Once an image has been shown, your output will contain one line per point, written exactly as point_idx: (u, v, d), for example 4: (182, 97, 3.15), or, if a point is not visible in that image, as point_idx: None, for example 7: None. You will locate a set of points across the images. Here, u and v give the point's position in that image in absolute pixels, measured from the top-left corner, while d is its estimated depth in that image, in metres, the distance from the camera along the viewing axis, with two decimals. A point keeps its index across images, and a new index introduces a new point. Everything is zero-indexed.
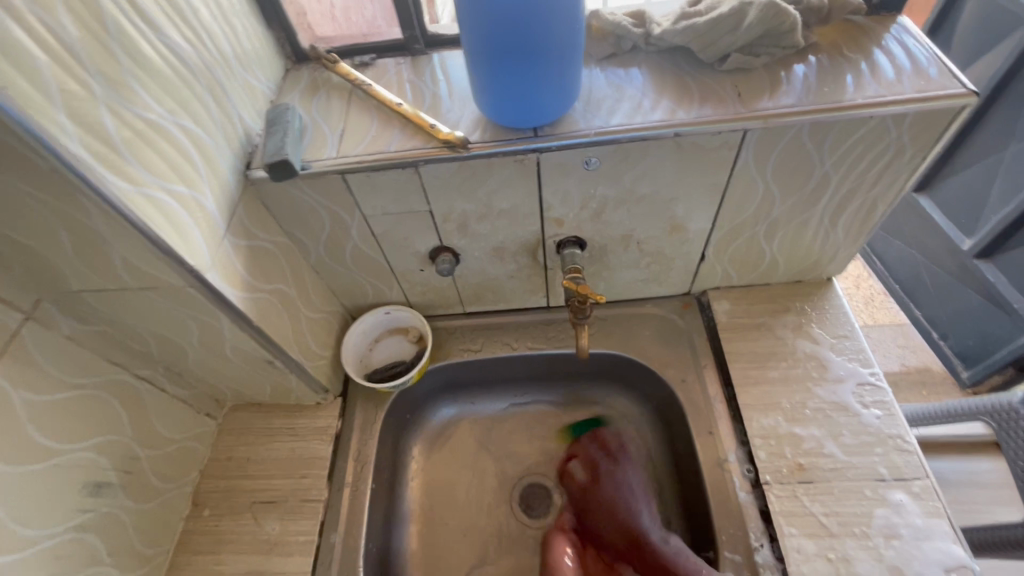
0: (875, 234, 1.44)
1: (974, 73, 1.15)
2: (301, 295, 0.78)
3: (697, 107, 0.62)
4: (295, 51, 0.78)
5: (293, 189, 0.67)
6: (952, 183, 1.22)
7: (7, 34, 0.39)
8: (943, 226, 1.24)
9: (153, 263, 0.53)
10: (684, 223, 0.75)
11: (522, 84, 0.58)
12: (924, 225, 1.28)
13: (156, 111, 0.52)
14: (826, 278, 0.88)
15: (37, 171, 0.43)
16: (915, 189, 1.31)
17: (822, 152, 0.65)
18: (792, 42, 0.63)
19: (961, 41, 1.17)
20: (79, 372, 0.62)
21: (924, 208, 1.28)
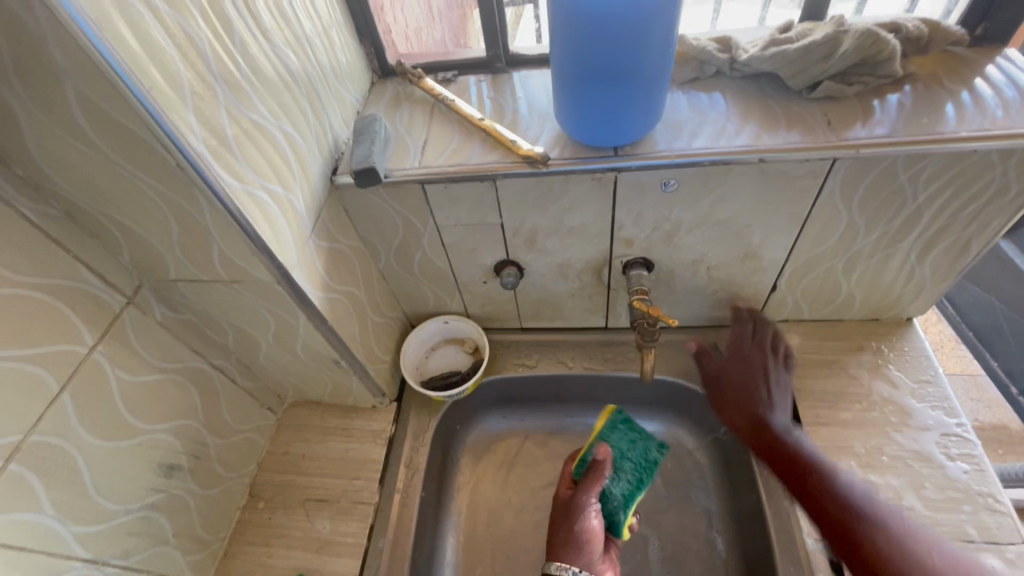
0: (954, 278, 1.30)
1: None
2: (369, 298, 0.80)
3: (784, 133, 0.61)
4: (382, 65, 0.82)
5: (375, 195, 0.69)
6: None
7: (154, 41, 0.43)
8: None
9: (247, 258, 0.56)
10: (760, 250, 0.73)
11: (618, 98, 0.58)
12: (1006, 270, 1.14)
13: (264, 115, 0.55)
14: (907, 318, 0.83)
15: (162, 164, 0.46)
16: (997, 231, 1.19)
17: (917, 185, 0.62)
18: (890, 71, 0.61)
19: None
20: (165, 357, 0.65)
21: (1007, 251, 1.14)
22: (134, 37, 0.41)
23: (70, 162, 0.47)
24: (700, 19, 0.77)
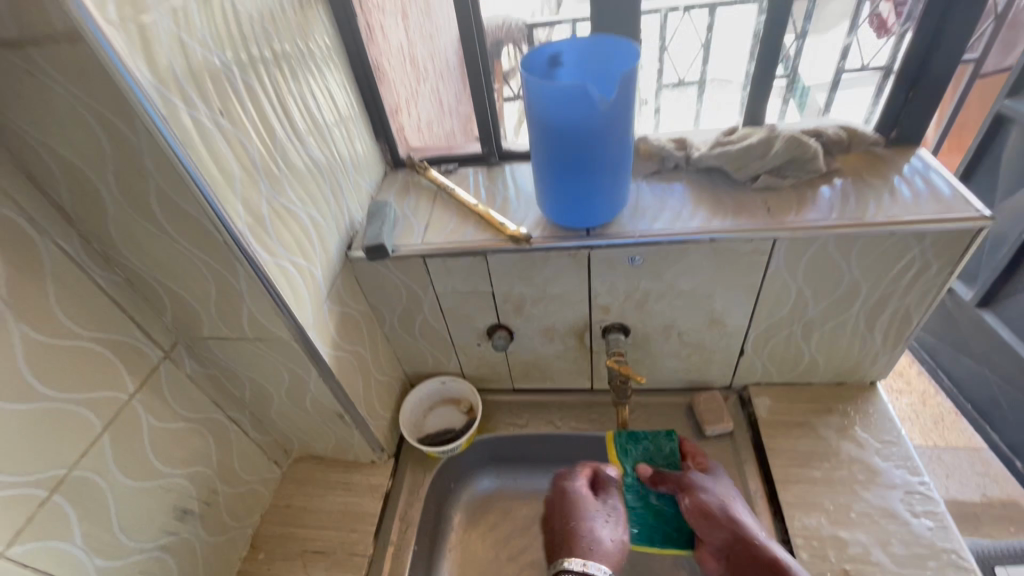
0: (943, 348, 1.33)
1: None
2: (374, 358, 0.89)
3: (731, 218, 0.72)
4: (394, 158, 0.96)
5: (383, 267, 0.80)
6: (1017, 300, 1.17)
7: (220, 150, 0.55)
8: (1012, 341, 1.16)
9: (273, 319, 0.66)
10: (723, 317, 0.82)
11: (588, 188, 0.70)
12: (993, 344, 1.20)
13: (294, 202, 0.68)
14: (870, 382, 0.90)
15: (212, 242, 0.57)
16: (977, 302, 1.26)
17: (850, 262, 0.72)
18: (816, 167, 0.73)
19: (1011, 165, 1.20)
20: (190, 407, 0.73)
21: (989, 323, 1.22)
22: (207, 148, 0.53)
23: (138, 240, 0.58)
24: (682, 117, 0.92)
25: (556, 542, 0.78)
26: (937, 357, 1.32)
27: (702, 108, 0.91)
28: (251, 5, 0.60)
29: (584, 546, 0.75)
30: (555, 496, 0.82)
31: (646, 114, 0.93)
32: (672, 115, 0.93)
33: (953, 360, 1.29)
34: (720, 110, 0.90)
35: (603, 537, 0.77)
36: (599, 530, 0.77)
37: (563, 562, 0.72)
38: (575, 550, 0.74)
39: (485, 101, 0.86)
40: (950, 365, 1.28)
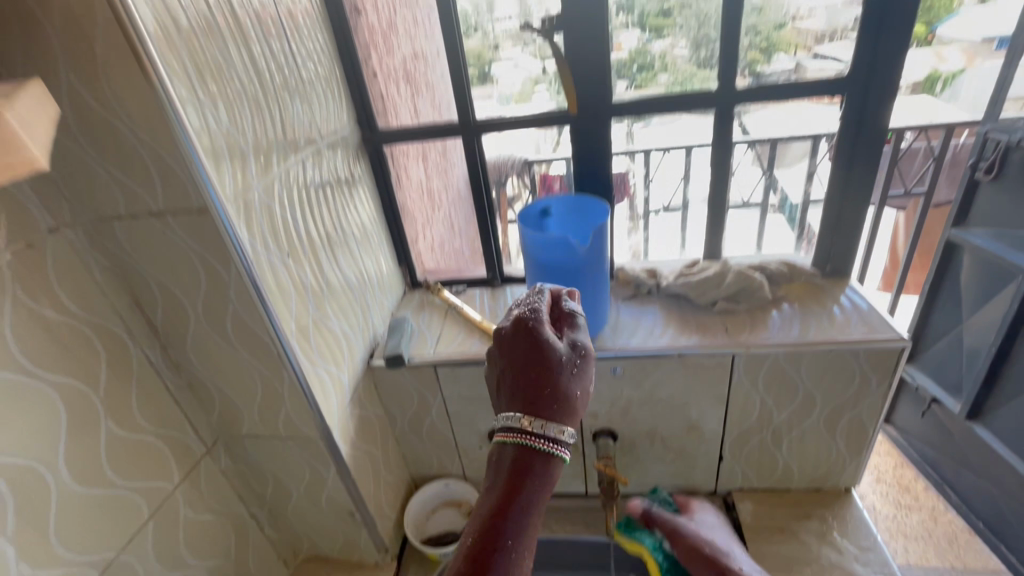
0: (944, 462, 1.35)
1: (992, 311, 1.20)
2: (384, 458, 0.97)
3: (696, 336, 0.86)
4: (412, 279, 1.14)
5: (399, 375, 0.93)
6: (1003, 414, 1.20)
7: (284, 282, 0.71)
8: (1008, 457, 1.18)
9: (306, 419, 0.77)
10: (699, 424, 0.91)
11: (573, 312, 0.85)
12: (989, 457, 1.22)
13: (332, 320, 0.82)
14: (845, 489, 0.96)
15: (267, 353, 0.71)
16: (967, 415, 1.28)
17: (801, 375, 0.83)
18: (762, 295, 0.88)
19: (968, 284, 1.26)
20: (219, 501, 0.81)
21: (982, 436, 1.23)
22: (276, 281, 0.69)
23: (207, 351, 0.72)
24: (671, 240, 1.09)
25: (514, 400, 0.58)
26: (940, 471, 1.34)
27: (687, 227, 1.06)
28: (315, 175, 0.81)
29: (550, 409, 0.57)
30: (528, 320, 0.60)
31: (639, 236, 1.10)
32: (663, 238, 1.09)
33: (955, 472, 1.31)
34: (697, 236, 1.06)
35: (585, 385, 0.60)
36: (573, 382, 0.58)
37: (510, 417, 0.57)
38: (540, 410, 0.57)
39: (489, 235, 1.07)
40: (953, 479, 1.30)
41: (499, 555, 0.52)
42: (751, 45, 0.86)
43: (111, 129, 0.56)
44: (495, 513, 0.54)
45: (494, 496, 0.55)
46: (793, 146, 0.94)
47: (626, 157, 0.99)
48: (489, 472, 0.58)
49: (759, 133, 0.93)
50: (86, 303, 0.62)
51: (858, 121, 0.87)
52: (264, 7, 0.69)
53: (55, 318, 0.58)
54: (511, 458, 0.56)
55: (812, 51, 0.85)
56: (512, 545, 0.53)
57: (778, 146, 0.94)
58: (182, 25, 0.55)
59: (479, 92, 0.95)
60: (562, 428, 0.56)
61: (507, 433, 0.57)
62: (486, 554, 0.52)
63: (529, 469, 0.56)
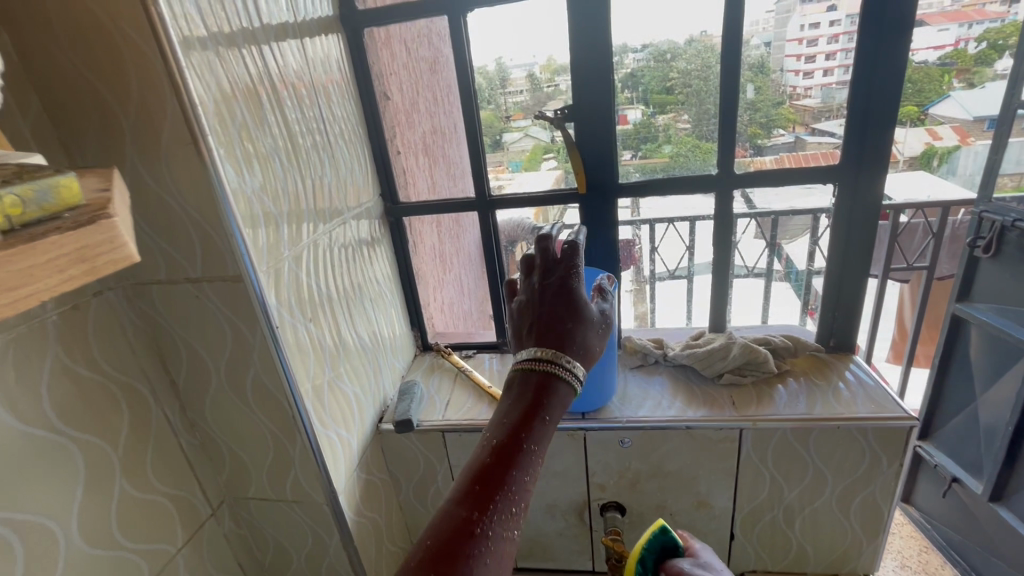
0: (971, 548, 1.30)
1: (1002, 388, 1.19)
2: (388, 526, 0.96)
3: (702, 408, 0.86)
4: (423, 342, 1.16)
5: (407, 439, 0.93)
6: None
7: (303, 345, 0.74)
8: None
9: (313, 483, 0.77)
10: (709, 499, 0.90)
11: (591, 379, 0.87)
12: (1017, 542, 1.16)
13: (345, 382, 0.84)
14: (864, 574, 0.92)
15: (282, 414, 0.72)
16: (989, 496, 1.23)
17: (811, 452, 0.83)
18: (768, 368, 0.89)
19: (978, 358, 1.26)
20: (219, 567, 0.80)
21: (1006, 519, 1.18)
22: (296, 345, 0.72)
23: (225, 410, 0.74)
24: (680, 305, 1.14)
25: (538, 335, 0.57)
26: (969, 559, 1.31)
27: (694, 291, 1.11)
28: (339, 244, 0.86)
29: (572, 346, 0.56)
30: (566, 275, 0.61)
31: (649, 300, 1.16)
32: (673, 302, 1.15)
33: (985, 561, 1.27)
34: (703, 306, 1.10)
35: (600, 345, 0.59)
36: (594, 337, 0.59)
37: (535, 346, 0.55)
38: (564, 345, 0.55)
39: (500, 302, 1.11)
40: (983, 567, 1.27)
41: (513, 471, 0.48)
42: (752, 120, 0.91)
43: (162, 203, 0.61)
44: (513, 428, 0.50)
45: (514, 410, 0.51)
46: (794, 220, 0.99)
47: (634, 228, 1.05)
48: (505, 395, 0.54)
49: (761, 209, 0.98)
50: (118, 362, 0.65)
51: (853, 200, 0.91)
52: (300, 78, 0.77)
53: (88, 376, 0.61)
54: (535, 381, 0.53)
55: (810, 128, 0.90)
56: (523, 472, 0.48)
57: (779, 220, 1.00)
58: (236, 109, 0.63)
59: (492, 159, 1.01)
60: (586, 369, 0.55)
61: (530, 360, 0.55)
62: (500, 472, 0.47)
63: (548, 396, 0.53)
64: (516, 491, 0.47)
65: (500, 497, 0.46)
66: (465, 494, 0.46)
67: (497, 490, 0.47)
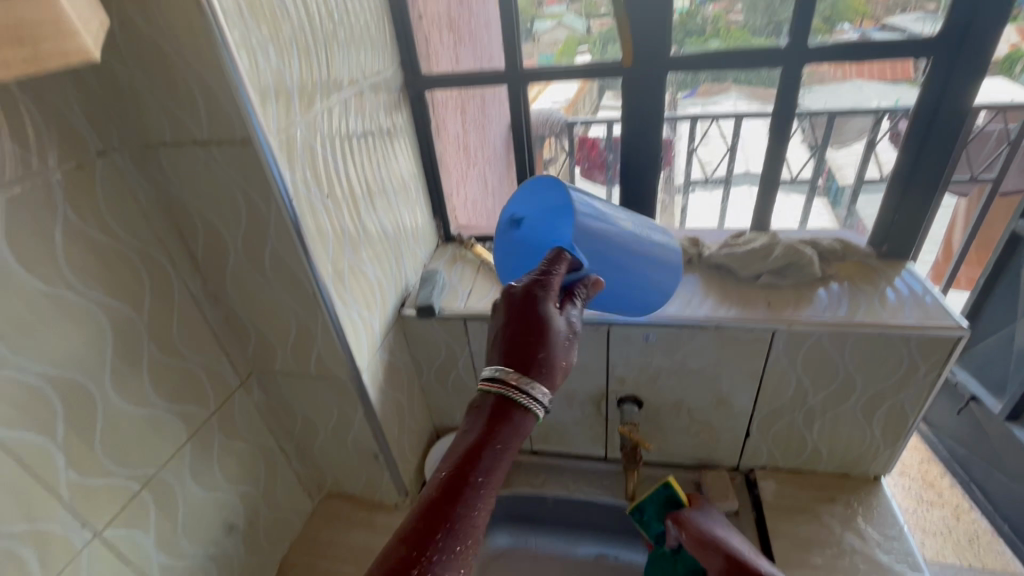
0: None
1: None
2: (409, 406, 0.99)
3: (735, 308, 0.83)
4: (447, 233, 1.12)
5: (429, 325, 0.93)
6: None
7: (322, 223, 0.71)
8: None
9: (336, 359, 0.78)
10: (729, 399, 0.89)
11: (631, 287, 0.77)
12: None
13: (367, 265, 0.82)
14: (874, 476, 0.94)
15: (304, 291, 0.71)
16: (1007, 415, 1.21)
17: (844, 358, 0.80)
18: (811, 271, 0.84)
19: None
20: (251, 432, 0.84)
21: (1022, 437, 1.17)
22: (314, 221, 0.69)
23: (245, 285, 0.73)
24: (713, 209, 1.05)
25: (507, 350, 0.57)
26: None
27: (729, 204, 1.03)
28: (357, 119, 0.79)
29: (544, 367, 0.56)
30: (536, 290, 0.60)
31: (679, 198, 1.04)
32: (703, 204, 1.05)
33: (986, 475, 1.26)
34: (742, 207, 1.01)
35: (573, 359, 0.59)
36: (572, 349, 0.59)
37: (505, 371, 0.55)
38: (534, 364, 0.56)
39: None
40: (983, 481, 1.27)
41: (470, 487, 0.50)
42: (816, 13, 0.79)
43: (160, 53, 0.55)
44: (471, 449, 0.52)
45: (472, 429, 0.54)
46: (852, 121, 0.88)
47: (674, 125, 0.94)
48: (468, 415, 0.55)
49: (816, 105, 0.87)
50: (132, 229, 0.63)
51: (942, 92, 0.79)
52: None
53: (102, 241, 0.59)
54: (492, 403, 0.54)
55: (880, 23, 0.78)
56: (475, 500, 0.50)
57: (835, 122, 0.89)
58: None
59: (527, 47, 0.91)
60: (544, 392, 0.55)
61: (497, 390, 0.55)
62: (454, 491, 0.50)
63: (509, 422, 0.54)
64: (469, 512, 0.49)
65: (455, 516, 0.48)
66: (418, 527, 0.48)
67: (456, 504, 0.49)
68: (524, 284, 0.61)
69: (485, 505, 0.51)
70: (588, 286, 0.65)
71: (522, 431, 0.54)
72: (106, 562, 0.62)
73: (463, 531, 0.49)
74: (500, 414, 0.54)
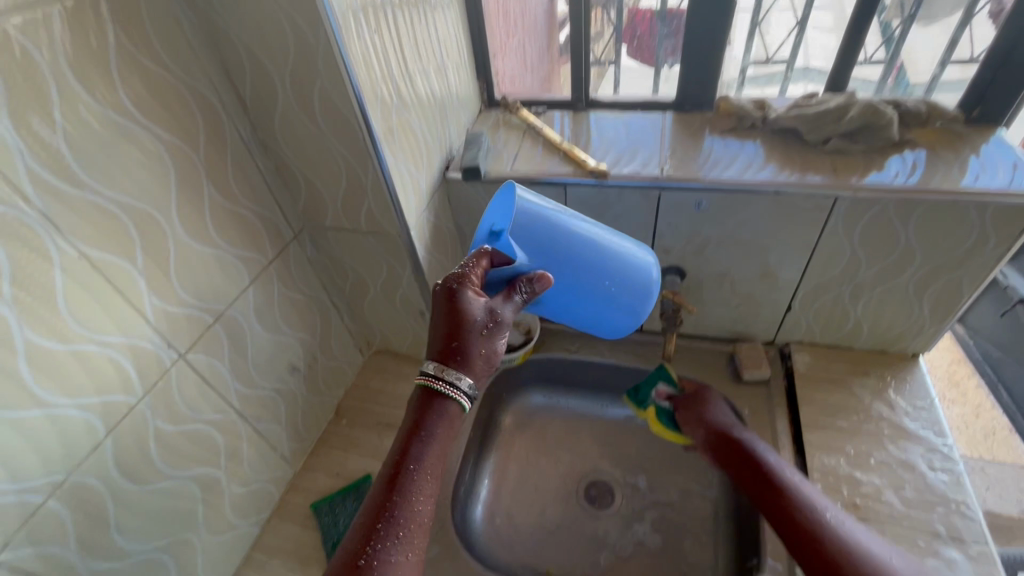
0: None
1: None
2: (453, 270, 1.01)
3: (798, 174, 0.78)
4: (490, 98, 1.06)
5: (473, 189, 0.92)
6: None
7: (369, 63, 0.67)
8: None
9: (386, 213, 0.79)
10: (776, 271, 0.88)
11: (614, 303, 0.72)
12: None
13: (413, 119, 0.80)
14: (912, 354, 0.94)
15: (354, 138, 0.70)
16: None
17: (907, 227, 0.76)
18: (889, 134, 0.77)
19: None
20: (306, 285, 0.89)
21: None
22: (362, 60, 0.66)
23: (295, 132, 0.72)
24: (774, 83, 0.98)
25: (432, 348, 0.61)
26: None
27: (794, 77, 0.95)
28: None
29: (462, 357, 0.60)
30: (453, 284, 0.61)
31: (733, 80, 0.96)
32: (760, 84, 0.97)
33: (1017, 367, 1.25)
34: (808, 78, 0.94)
35: (494, 346, 0.61)
36: (496, 337, 0.62)
37: (427, 365, 0.60)
38: (454, 357, 0.60)
39: (582, 58, 0.95)
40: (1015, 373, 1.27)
41: (405, 471, 0.56)
42: None
43: None
44: (404, 436, 0.58)
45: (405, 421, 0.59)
46: None
47: None
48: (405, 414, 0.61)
49: None
50: (180, 61, 0.61)
51: None
52: None
53: (154, 70, 0.58)
54: (421, 397, 0.60)
55: None
56: (412, 483, 0.55)
57: None
58: None
59: None
60: (462, 376, 0.59)
61: (422, 383, 0.60)
62: (393, 478, 0.56)
63: (437, 409, 0.59)
64: (409, 490, 0.55)
65: (395, 496, 0.54)
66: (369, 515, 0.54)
67: (396, 488, 0.55)
68: (443, 282, 0.62)
69: (421, 489, 0.56)
70: (531, 281, 0.62)
71: (447, 411, 0.59)
72: (192, 380, 0.69)
73: (401, 517, 0.53)
74: (428, 403, 0.59)
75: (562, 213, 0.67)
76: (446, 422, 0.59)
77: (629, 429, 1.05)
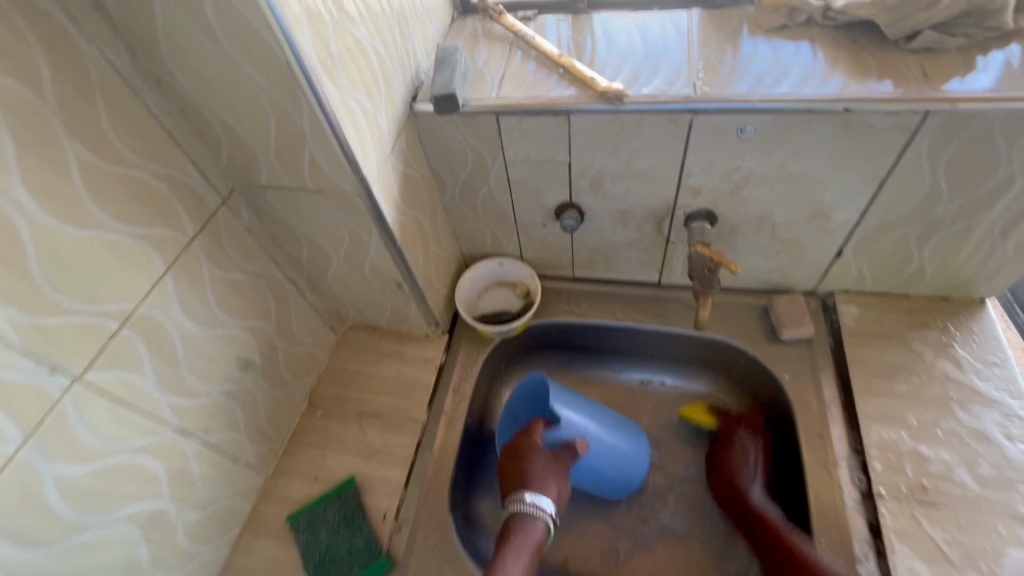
0: None
1: None
2: (432, 229, 0.83)
3: (876, 84, 0.60)
4: (463, 2, 0.82)
5: (450, 125, 0.72)
6: None
7: None
8: None
9: (336, 167, 0.59)
10: (831, 211, 0.71)
11: (623, 475, 0.79)
12: None
13: (361, 31, 0.58)
14: (978, 298, 0.80)
15: (272, 60, 0.49)
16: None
17: (1012, 149, 0.60)
18: (998, 24, 0.58)
19: None
20: (249, 260, 0.70)
21: None
22: None
23: (191, 55, 0.50)
24: None
25: (505, 493, 0.66)
26: None
27: None
28: None
29: (534, 480, 0.65)
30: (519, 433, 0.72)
31: None
32: None
33: None
34: None
35: (560, 489, 0.66)
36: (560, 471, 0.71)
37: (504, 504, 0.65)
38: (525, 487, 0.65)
39: None
40: None
41: None
42: None
43: None
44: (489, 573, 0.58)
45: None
46: None
47: None
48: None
49: None
50: None
51: None
52: None
53: None
54: (501, 534, 0.62)
55: None
56: None
57: None
58: None
59: None
60: (535, 500, 0.63)
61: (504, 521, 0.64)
62: None
63: (518, 535, 0.61)
64: None
65: None
66: None
67: None
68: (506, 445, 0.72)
69: None
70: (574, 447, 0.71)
71: (529, 527, 0.62)
72: (100, 407, 0.53)
73: None
74: (510, 536, 0.62)
75: (563, 394, 0.79)
76: (526, 551, 0.60)
77: (647, 398, 0.92)
